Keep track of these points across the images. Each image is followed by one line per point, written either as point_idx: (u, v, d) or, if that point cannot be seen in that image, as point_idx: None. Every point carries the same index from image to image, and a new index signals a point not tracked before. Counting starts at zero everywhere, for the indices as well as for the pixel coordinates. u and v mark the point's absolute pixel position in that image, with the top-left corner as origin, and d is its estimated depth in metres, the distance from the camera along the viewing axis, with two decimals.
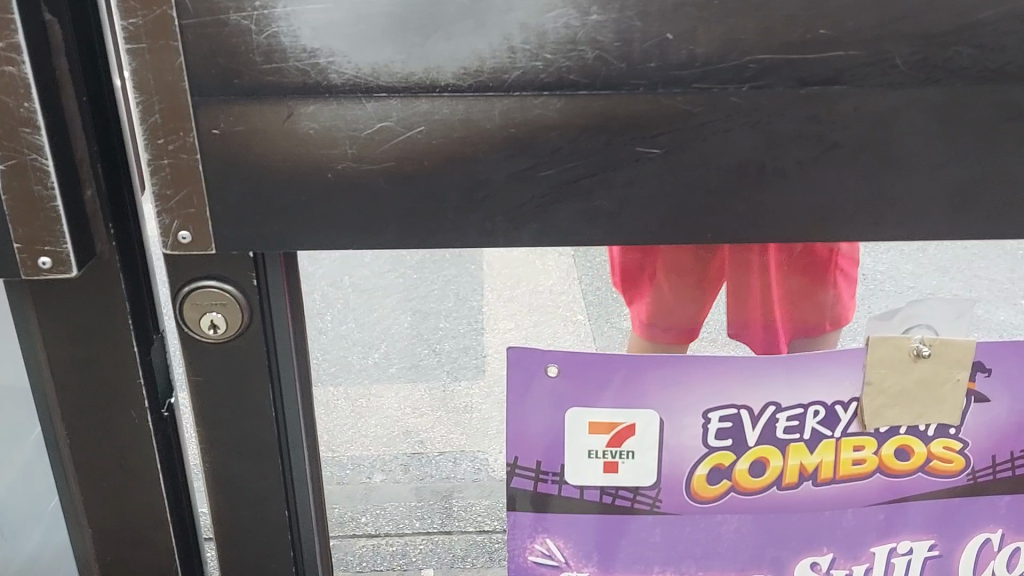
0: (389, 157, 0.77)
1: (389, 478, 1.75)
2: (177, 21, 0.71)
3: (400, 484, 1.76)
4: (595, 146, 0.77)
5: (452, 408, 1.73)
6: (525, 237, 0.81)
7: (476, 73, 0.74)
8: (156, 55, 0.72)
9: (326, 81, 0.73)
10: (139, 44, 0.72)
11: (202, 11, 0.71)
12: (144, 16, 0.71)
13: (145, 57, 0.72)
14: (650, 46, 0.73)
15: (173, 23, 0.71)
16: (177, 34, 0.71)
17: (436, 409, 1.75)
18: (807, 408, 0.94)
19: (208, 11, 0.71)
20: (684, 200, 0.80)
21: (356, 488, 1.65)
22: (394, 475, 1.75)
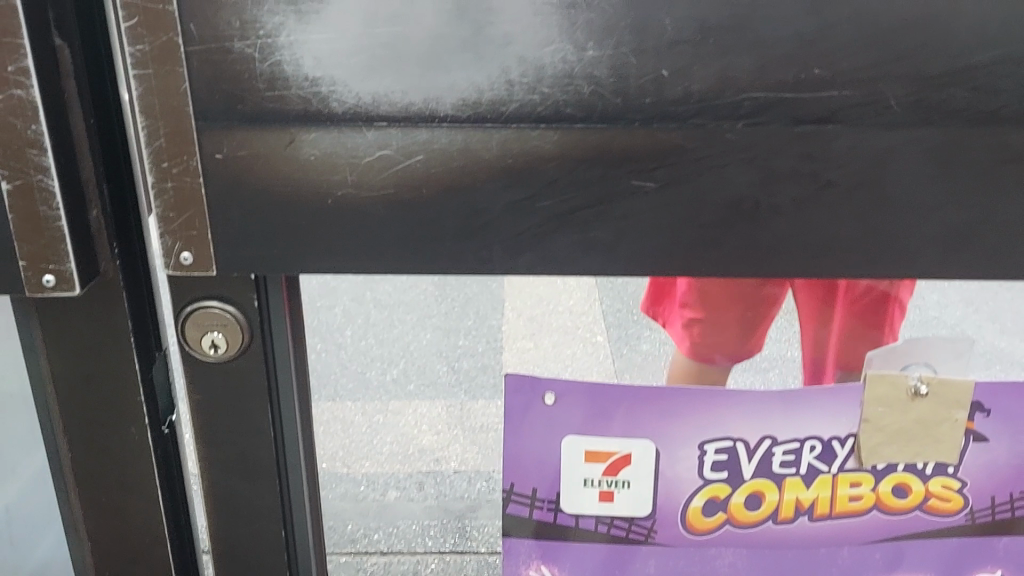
0: (388, 184, 0.78)
1: (404, 497, 1.74)
2: (183, 48, 0.72)
3: (414, 502, 1.75)
4: (591, 178, 0.78)
5: (471, 425, 1.73)
6: (521, 267, 0.82)
7: (474, 105, 0.75)
8: (161, 80, 0.73)
9: (327, 109, 0.75)
10: (145, 70, 0.73)
11: (206, 39, 0.72)
12: (150, 43, 0.72)
13: (151, 83, 0.74)
14: (646, 81, 0.74)
15: (179, 49, 0.72)
16: (183, 60, 0.73)
17: (452, 427, 1.76)
18: (804, 443, 0.94)
19: (213, 40, 0.72)
20: (679, 233, 0.81)
21: (365, 506, 1.65)
22: (407, 494, 1.75)
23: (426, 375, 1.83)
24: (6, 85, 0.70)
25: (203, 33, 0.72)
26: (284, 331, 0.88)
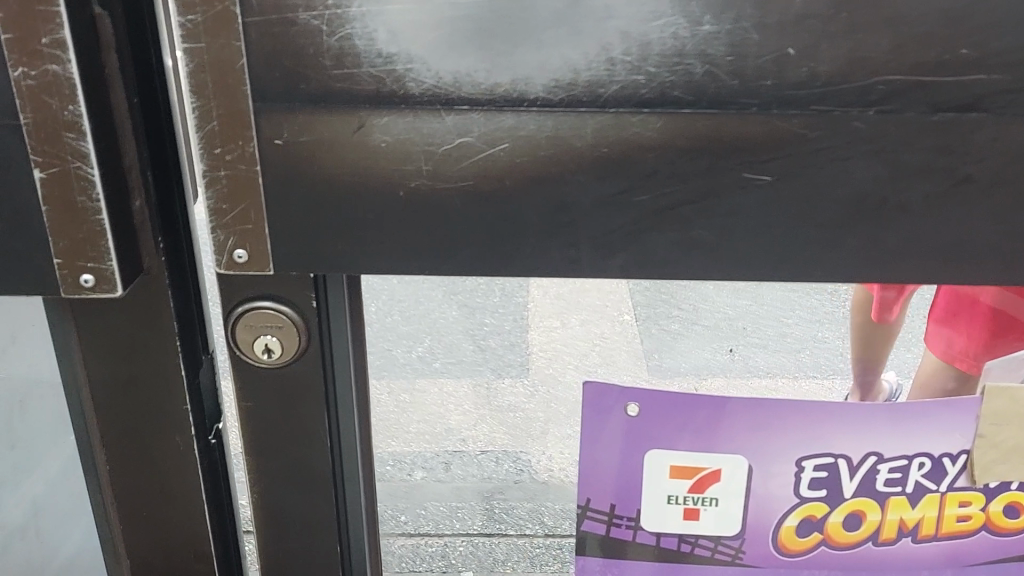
0: (468, 175, 0.69)
1: (430, 477, 1.65)
2: (239, 18, 0.64)
3: (441, 482, 1.67)
4: (696, 170, 0.68)
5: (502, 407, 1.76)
6: (613, 268, 0.72)
7: (569, 86, 0.66)
8: (213, 56, 0.65)
9: (403, 90, 0.66)
10: (198, 43, 0.64)
11: (268, 12, 0.63)
12: (206, 14, 0.64)
13: (204, 58, 0.65)
14: (766, 62, 0.65)
15: (236, 20, 0.64)
16: (240, 33, 0.64)
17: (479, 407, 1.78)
18: (912, 460, 0.85)
19: (274, 12, 0.63)
20: (795, 234, 0.71)
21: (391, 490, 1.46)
22: (433, 474, 1.65)
23: (454, 354, 1.94)
24: (40, 60, 0.62)
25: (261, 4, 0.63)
26: (344, 332, 0.80)
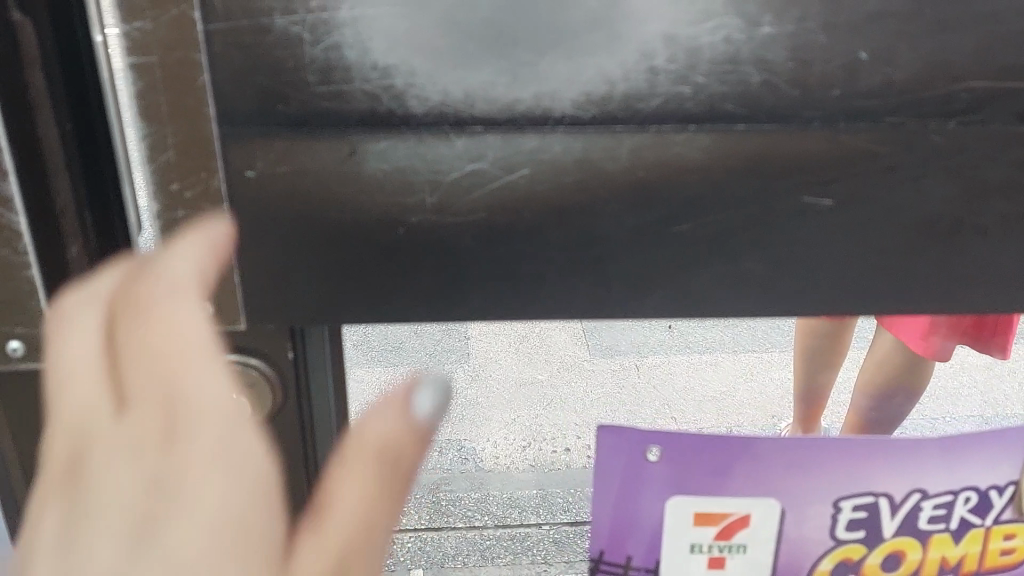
0: (479, 207, 0.58)
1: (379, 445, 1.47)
2: (200, 26, 0.51)
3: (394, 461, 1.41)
4: (746, 195, 0.58)
5: None
6: (647, 309, 0.62)
7: (601, 101, 0.55)
8: (170, 73, 0.52)
9: (404, 109, 0.55)
10: (148, 56, 0.51)
11: (235, 19, 0.52)
12: (159, 24, 0.51)
13: (160, 77, 0.52)
14: (835, 68, 0.55)
15: (196, 28, 0.51)
16: (201, 44, 0.52)
17: None
18: (958, 495, 0.77)
19: (244, 17, 0.51)
20: (857, 265, 0.61)
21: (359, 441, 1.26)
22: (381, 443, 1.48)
23: None
24: None
25: (227, 11, 0.51)
26: (325, 388, 0.68)
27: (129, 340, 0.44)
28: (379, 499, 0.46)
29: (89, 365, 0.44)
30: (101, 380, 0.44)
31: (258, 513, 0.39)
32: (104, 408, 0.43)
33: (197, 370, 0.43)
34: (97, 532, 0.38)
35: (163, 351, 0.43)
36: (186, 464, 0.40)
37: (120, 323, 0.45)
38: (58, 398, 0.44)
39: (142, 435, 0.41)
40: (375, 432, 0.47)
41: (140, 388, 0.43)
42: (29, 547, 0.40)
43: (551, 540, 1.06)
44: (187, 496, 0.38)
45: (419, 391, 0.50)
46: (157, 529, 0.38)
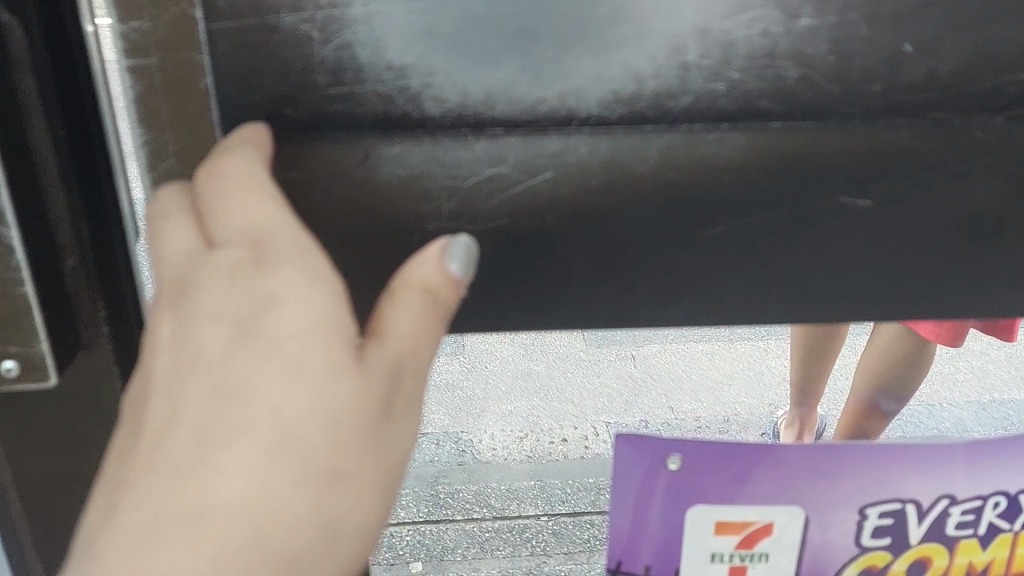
0: (501, 213, 0.55)
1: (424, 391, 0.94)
2: (203, 25, 0.47)
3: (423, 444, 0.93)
4: (781, 196, 0.55)
5: None
6: (673, 316, 0.59)
7: (630, 99, 0.52)
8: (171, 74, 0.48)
9: (420, 111, 0.51)
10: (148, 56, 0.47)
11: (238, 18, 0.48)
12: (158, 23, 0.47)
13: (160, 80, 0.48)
14: (876, 62, 0.52)
15: (197, 28, 0.47)
16: (204, 44, 0.48)
17: None
18: (986, 500, 0.74)
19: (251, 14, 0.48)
20: (895, 266, 0.58)
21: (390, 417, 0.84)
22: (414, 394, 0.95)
23: None
24: None
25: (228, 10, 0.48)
26: None
27: (214, 200, 0.48)
28: (435, 327, 0.49)
29: (180, 219, 0.49)
30: (192, 234, 0.49)
31: (328, 340, 0.44)
32: (200, 249, 0.48)
33: (277, 225, 0.47)
34: (197, 361, 0.44)
35: (245, 219, 0.48)
36: (268, 301, 0.45)
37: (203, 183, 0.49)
38: (156, 253, 0.49)
39: (232, 273, 0.46)
40: (417, 273, 0.49)
41: (230, 235, 0.48)
42: (142, 373, 0.46)
43: (550, 531, 0.87)
44: (268, 333, 0.44)
45: (457, 242, 0.51)
46: (243, 357, 0.43)
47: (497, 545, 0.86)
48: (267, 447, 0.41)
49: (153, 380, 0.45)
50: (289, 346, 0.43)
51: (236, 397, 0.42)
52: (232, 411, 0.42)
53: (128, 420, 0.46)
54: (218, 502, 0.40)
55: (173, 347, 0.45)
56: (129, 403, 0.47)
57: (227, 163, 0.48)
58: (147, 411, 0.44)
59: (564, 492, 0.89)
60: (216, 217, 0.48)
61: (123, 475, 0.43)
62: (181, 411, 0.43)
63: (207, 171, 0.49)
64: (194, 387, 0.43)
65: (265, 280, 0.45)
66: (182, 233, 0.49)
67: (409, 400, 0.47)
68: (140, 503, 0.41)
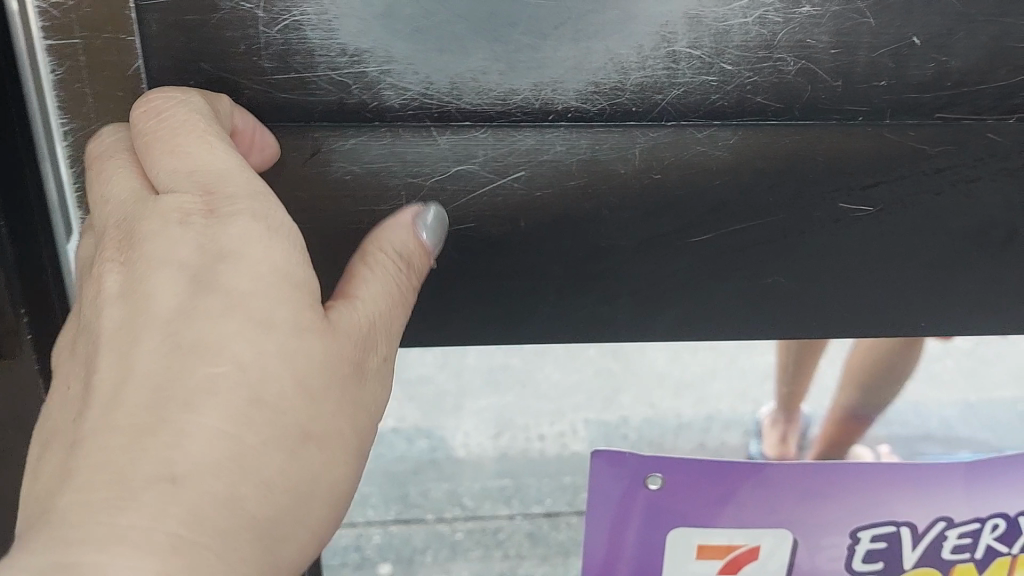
0: (468, 215, 0.50)
1: None
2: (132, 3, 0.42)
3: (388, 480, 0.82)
4: (777, 201, 0.51)
5: None
6: (656, 330, 0.55)
7: (612, 92, 0.47)
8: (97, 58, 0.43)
9: (377, 101, 0.46)
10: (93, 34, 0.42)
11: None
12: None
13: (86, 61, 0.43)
14: (884, 56, 0.47)
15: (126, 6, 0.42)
16: (134, 23, 0.42)
17: None
18: (985, 522, 0.68)
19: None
20: (898, 278, 0.54)
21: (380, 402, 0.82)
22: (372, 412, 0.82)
23: None
24: None
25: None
26: None
27: (152, 142, 0.42)
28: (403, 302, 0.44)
29: (120, 162, 0.43)
30: (135, 181, 0.42)
31: (295, 297, 0.38)
32: (141, 198, 0.41)
33: (230, 166, 0.41)
34: (149, 317, 0.37)
35: (195, 163, 0.41)
36: (225, 253, 0.38)
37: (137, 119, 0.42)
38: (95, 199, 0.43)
39: (183, 219, 0.39)
40: (388, 237, 0.45)
41: (176, 180, 0.41)
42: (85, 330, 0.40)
43: (525, 533, 0.79)
44: (226, 286, 0.37)
45: (430, 211, 0.47)
46: (205, 311, 0.37)
47: (469, 548, 0.77)
48: (241, 407, 0.35)
49: (95, 338, 0.38)
50: (260, 300, 0.37)
51: (200, 352, 0.36)
52: (193, 369, 0.36)
53: (67, 385, 0.39)
54: (186, 467, 0.34)
55: (116, 297, 0.38)
56: (67, 365, 0.40)
57: (166, 98, 0.42)
58: (89, 372, 0.37)
59: (538, 494, 0.82)
60: (158, 162, 0.42)
61: (65, 448, 0.36)
62: (132, 368, 0.36)
63: (142, 104, 0.42)
64: (146, 343, 0.37)
65: (224, 225, 0.39)
66: (124, 178, 0.42)
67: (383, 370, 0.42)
68: (93, 471, 0.34)
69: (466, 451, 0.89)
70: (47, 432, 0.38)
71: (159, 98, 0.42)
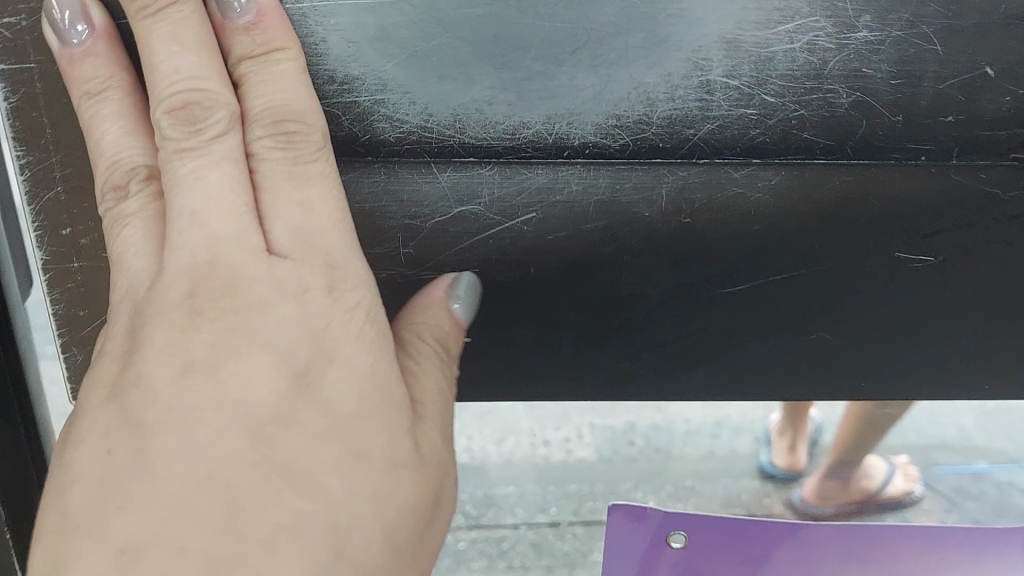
0: (474, 259, 0.44)
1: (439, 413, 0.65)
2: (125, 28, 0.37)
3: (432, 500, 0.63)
4: (826, 249, 0.45)
5: None
6: (682, 388, 0.49)
7: (637, 125, 0.41)
8: (78, 97, 0.37)
9: (370, 134, 0.40)
10: (205, 84, 0.35)
11: (248, 54, 0.36)
12: (181, 61, 0.35)
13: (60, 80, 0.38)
14: (952, 88, 0.41)
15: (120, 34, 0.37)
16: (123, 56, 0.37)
17: None
18: None
19: (263, 49, 0.36)
20: (961, 335, 0.48)
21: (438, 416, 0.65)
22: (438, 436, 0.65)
23: None
24: None
25: (240, 49, 0.36)
26: None
27: (279, 187, 0.35)
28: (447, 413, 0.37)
29: (225, 178, 0.34)
30: (228, 199, 0.34)
31: (398, 421, 0.33)
32: (246, 243, 0.33)
33: (350, 256, 0.35)
34: (247, 410, 0.31)
35: (311, 224, 0.35)
36: (336, 351, 0.33)
37: (269, 143, 0.36)
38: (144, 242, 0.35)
39: (301, 293, 0.33)
40: (425, 320, 0.38)
41: (290, 235, 0.35)
42: (131, 386, 0.31)
43: (530, 544, 0.62)
44: (334, 400, 0.32)
45: (462, 280, 0.41)
46: (308, 425, 0.32)
47: (471, 556, 0.61)
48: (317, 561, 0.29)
49: (149, 411, 0.30)
50: (358, 429, 0.32)
51: (295, 483, 0.30)
52: (283, 505, 0.30)
53: (92, 455, 0.30)
54: None
55: (197, 368, 0.31)
56: (92, 420, 0.31)
57: (309, 145, 0.36)
58: (140, 457, 0.29)
59: (543, 500, 0.64)
60: (275, 202, 0.35)
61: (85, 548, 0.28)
62: (209, 471, 0.29)
63: (274, 126, 0.36)
64: (237, 441, 0.30)
65: (344, 321, 0.34)
66: (215, 200, 0.34)
67: (445, 520, 0.36)
68: None
69: (467, 456, 0.65)
70: (60, 503, 0.29)
71: (301, 126, 0.36)
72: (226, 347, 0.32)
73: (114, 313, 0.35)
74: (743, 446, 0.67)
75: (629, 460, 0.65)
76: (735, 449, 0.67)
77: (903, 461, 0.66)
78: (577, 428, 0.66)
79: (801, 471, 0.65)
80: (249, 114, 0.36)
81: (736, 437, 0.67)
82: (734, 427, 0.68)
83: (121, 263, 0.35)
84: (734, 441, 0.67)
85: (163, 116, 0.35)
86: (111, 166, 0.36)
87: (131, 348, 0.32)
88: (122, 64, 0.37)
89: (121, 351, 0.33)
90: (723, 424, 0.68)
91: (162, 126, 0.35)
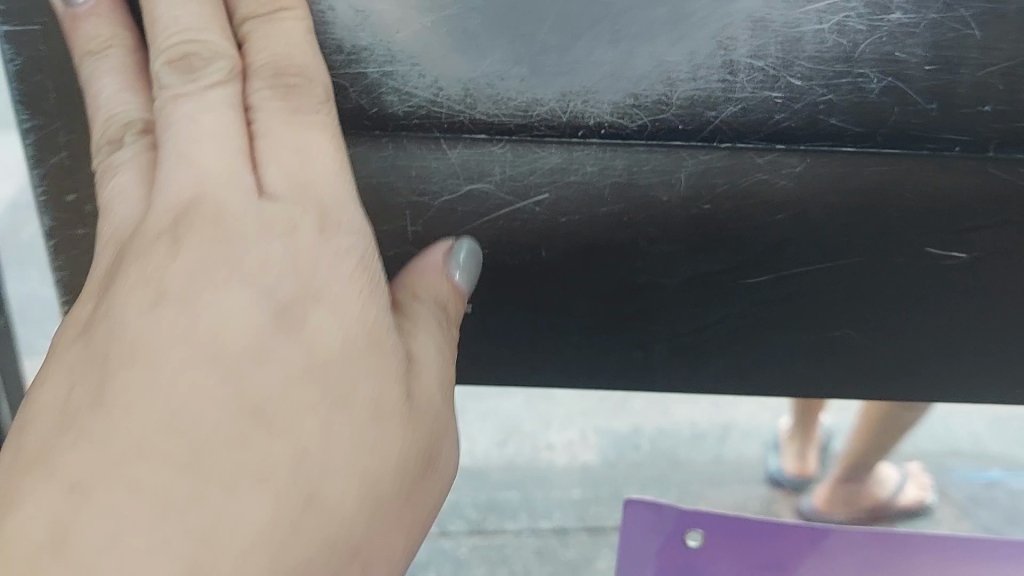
0: (483, 238, 0.43)
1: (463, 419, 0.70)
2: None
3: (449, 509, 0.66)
4: (852, 243, 0.43)
5: None
6: (699, 385, 0.47)
7: (656, 105, 0.40)
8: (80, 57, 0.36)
9: (378, 107, 0.39)
10: (205, 35, 0.34)
11: (253, 14, 0.35)
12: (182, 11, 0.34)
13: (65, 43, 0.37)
14: (993, 78, 0.38)
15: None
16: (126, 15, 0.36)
17: None
18: None
19: (270, 7, 0.35)
20: (998, 341, 0.45)
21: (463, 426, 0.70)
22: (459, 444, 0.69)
23: None
24: None
25: (245, 8, 0.35)
26: None
27: (271, 134, 0.33)
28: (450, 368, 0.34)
29: (221, 120, 0.33)
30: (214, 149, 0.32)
31: (385, 361, 0.30)
32: (239, 182, 0.32)
33: (344, 199, 0.33)
34: (219, 342, 0.28)
35: (306, 172, 0.33)
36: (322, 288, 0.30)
37: (266, 94, 0.34)
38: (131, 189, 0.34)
39: (288, 233, 0.31)
40: (418, 280, 0.35)
41: (285, 179, 0.32)
42: (101, 321, 0.28)
43: (533, 552, 0.63)
44: (313, 338, 0.29)
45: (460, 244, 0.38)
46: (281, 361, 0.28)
47: (473, 561, 0.63)
48: (287, 499, 0.26)
49: (115, 343, 0.28)
50: (335, 365, 0.29)
51: (263, 419, 0.27)
52: (247, 440, 0.26)
53: (56, 394, 0.27)
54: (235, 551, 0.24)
55: (170, 299, 0.28)
56: (61, 360, 0.28)
57: (310, 99, 0.34)
58: (106, 383, 0.27)
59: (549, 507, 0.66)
60: (271, 147, 0.33)
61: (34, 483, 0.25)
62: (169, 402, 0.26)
63: (273, 78, 0.34)
64: (203, 370, 0.27)
65: (332, 260, 0.31)
66: (202, 139, 0.32)
67: (446, 476, 0.32)
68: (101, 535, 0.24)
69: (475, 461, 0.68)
70: (17, 442, 0.27)
71: (303, 81, 0.34)
72: (202, 276, 0.29)
73: (100, 255, 0.33)
74: (751, 452, 0.70)
75: (635, 464, 0.69)
76: (742, 453, 0.70)
77: (918, 470, 0.67)
78: (581, 430, 0.70)
79: (812, 477, 0.66)
80: (250, 68, 0.34)
81: (744, 442, 0.71)
82: (741, 435, 0.71)
83: (109, 209, 0.34)
84: (739, 446, 0.70)
85: (162, 67, 0.33)
86: (105, 123, 0.36)
87: (109, 285, 0.30)
88: (125, 24, 0.36)
89: (100, 289, 0.30)
90: (727, 429, 0.71)
91: (159, 76, 0.34)
